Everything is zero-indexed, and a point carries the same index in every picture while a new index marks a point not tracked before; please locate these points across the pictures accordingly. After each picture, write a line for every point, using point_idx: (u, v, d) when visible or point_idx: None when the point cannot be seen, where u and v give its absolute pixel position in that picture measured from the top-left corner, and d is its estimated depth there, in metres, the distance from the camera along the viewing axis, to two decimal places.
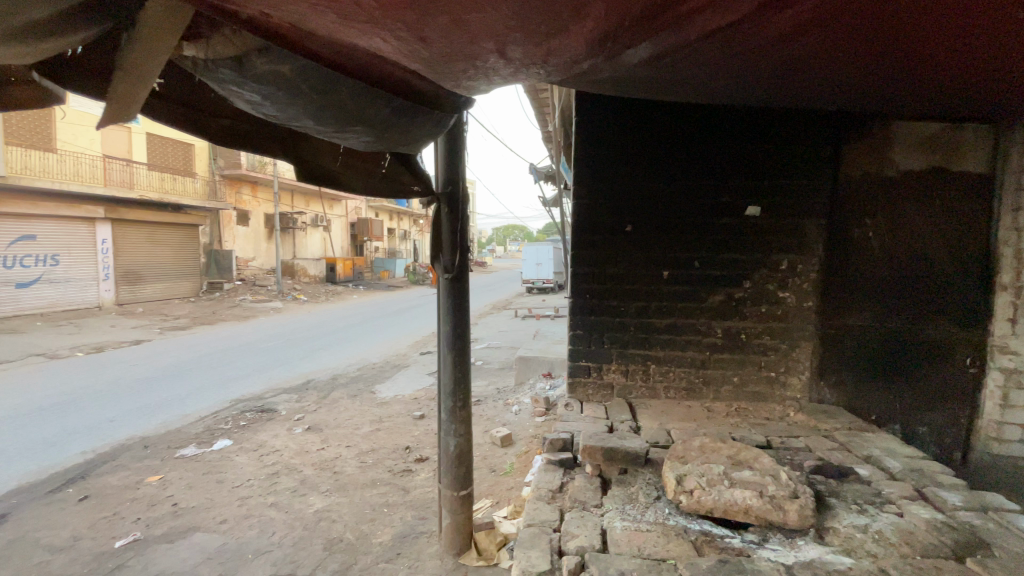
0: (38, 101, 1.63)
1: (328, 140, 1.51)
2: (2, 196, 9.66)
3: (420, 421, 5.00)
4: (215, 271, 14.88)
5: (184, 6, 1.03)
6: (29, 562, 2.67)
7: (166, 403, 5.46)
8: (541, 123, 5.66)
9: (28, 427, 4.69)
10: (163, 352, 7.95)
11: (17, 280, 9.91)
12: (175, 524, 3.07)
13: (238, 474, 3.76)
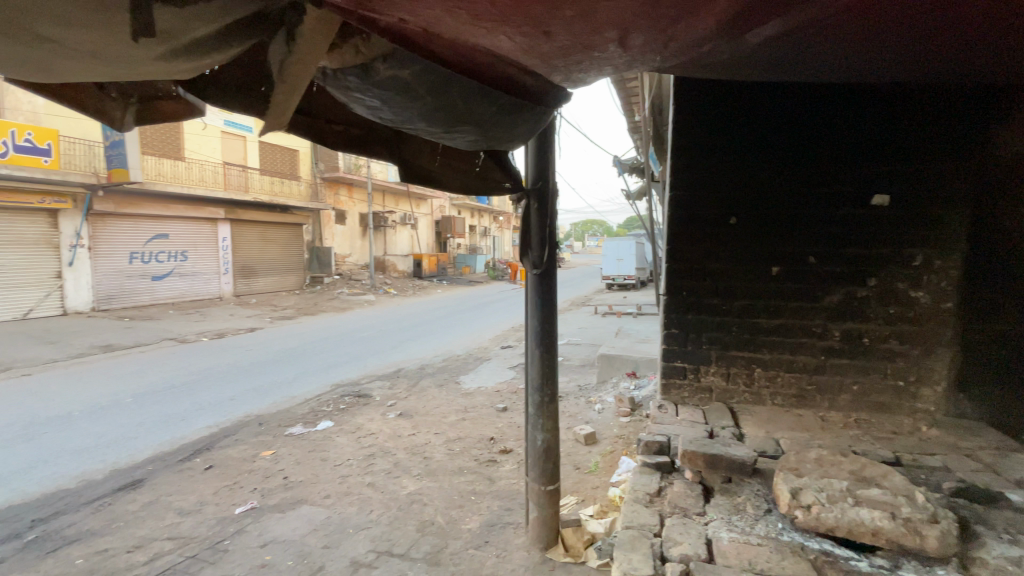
0: (178, 114, 1.78)
1: (434, 140, 1.57)
2: (147, 201, 11.20)
3: (503, 413, 5.09)
4: (317, 267, 15.73)
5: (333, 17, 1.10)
6: (167, 521, 3.09)
7: (276, 386, 6.05)
8: (628, 114, 5.49)
9: (167, 402, 5.44)
10: (274, 340, 8.81)
11: (155, 273, 11.45)
12: (285, 496, 3.39)
13: (339, 453, 4.08)
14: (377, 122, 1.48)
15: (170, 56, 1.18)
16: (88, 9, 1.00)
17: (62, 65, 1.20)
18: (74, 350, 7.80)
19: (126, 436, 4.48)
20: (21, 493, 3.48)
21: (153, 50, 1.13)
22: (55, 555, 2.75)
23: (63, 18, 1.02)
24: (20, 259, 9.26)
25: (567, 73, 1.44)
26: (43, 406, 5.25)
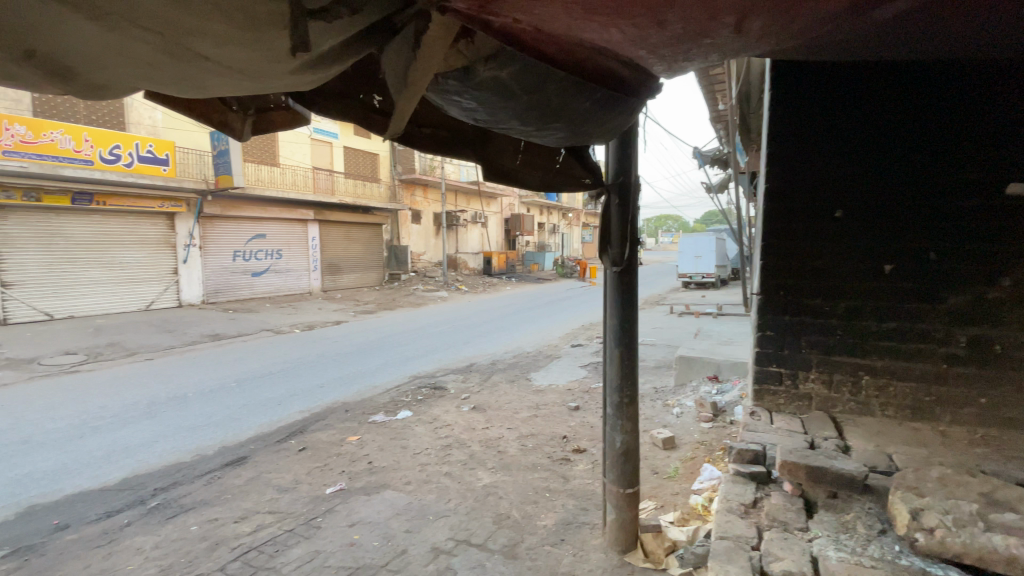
0: (288, 123, 1.93)
1: (525, 138, 1.61)
2: (247, 204, 12.34)
3: (575, 412, 5.05)
4: (394, 265, 16.85)
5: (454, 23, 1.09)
6: (267, 496, 3.38)
7: (359, 375, 6.43)
8: (710, 104, 5.21)
9: (266, 386, 5.97)
10: (357, 332, 9.37)
11: (254, 270, 12.61)
12: (370, 480, 3.59)
13: (418, 442, 4.26)
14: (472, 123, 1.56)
15: (305, 68, 1.22)
16: (242, 30, 1.03)
17: (210, 83, 1.26)
18: (188, 338, 8.77)
19: (232, 416, 4.98)
20: (149, 463, 3.97)
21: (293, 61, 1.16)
22: (176, 520, 3.10)
23: (219, 39, 1.06)
24: (144, 256, 10.49)
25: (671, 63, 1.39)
26: (165, 387, 5.96)
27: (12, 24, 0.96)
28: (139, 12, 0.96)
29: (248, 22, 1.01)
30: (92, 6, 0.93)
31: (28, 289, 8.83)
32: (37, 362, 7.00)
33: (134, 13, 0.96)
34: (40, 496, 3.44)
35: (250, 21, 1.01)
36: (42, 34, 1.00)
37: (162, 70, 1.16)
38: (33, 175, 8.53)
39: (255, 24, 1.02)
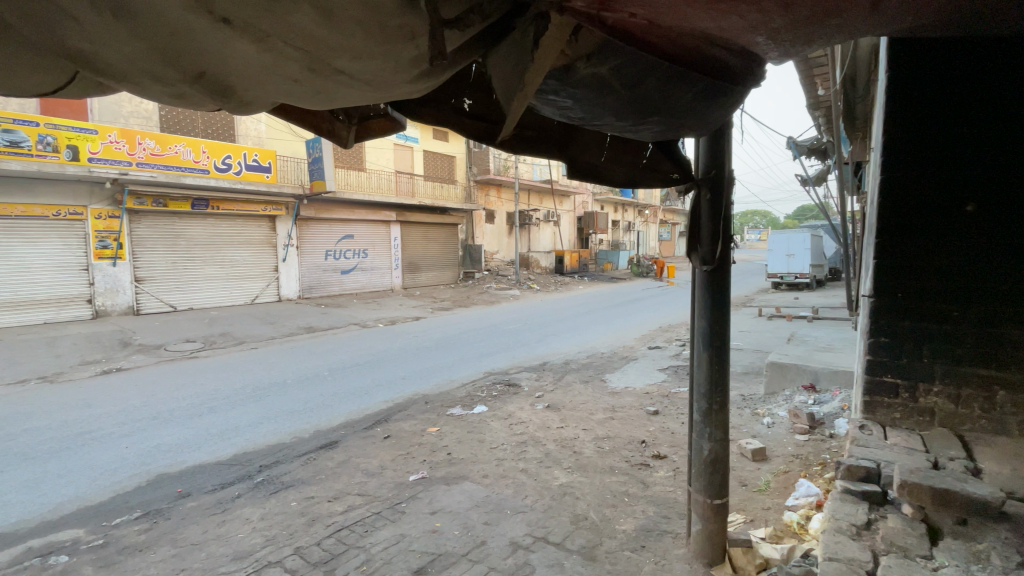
0: (387, 129, 2.01)
1: (618, 132, 1.63)
2: (337, 207, 13.25)
3: (654, 416, 4.89)
4: (469, 263, 17.27)
5: (570, 21, 1.08)
6: (356, 479, 3.61)
7: (437, 369, 6.68)
8: (807, 91, 4.81)
9: (353, 377, 6.38)
10: (436, 328, 9.74)
11: (342, 268, 13.52)
12: (450, 470, 3.72)
13: (494, 437, 4.34)
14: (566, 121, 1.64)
15: (423, 76, 1.25)
16: (377, 44, 1.07)
17: (338, 95, 1.31)
18: (286, 330, 9.57)
19: (323, 403, 5.38)
20: (254, 441, 4.39)
21: (417, 67, 1.19)
22: (278, 495, 3.40)
23: (356, 55, 1.10)
24: (249, 255, 11.60)
25: (784, 49, 1.31)
26: (266, 374, 6.56)
27: (183, 44, 1.02)
28: (291, 32, 1.00)
29: (386, 33, 1.04)
30: (252, 26, 0.97)
31: (157, 284, 10.12)
32: (164, 348, 8.00)
33: (287, 32, 1.00)
34: (167, 466, 3.93)
35: (387, 32, 1.03)
36: (207, 55, 1.06)
37: (301, 85, 1.21)
38: (161, 184, 9.73)
39: (389, 38, 1.05)
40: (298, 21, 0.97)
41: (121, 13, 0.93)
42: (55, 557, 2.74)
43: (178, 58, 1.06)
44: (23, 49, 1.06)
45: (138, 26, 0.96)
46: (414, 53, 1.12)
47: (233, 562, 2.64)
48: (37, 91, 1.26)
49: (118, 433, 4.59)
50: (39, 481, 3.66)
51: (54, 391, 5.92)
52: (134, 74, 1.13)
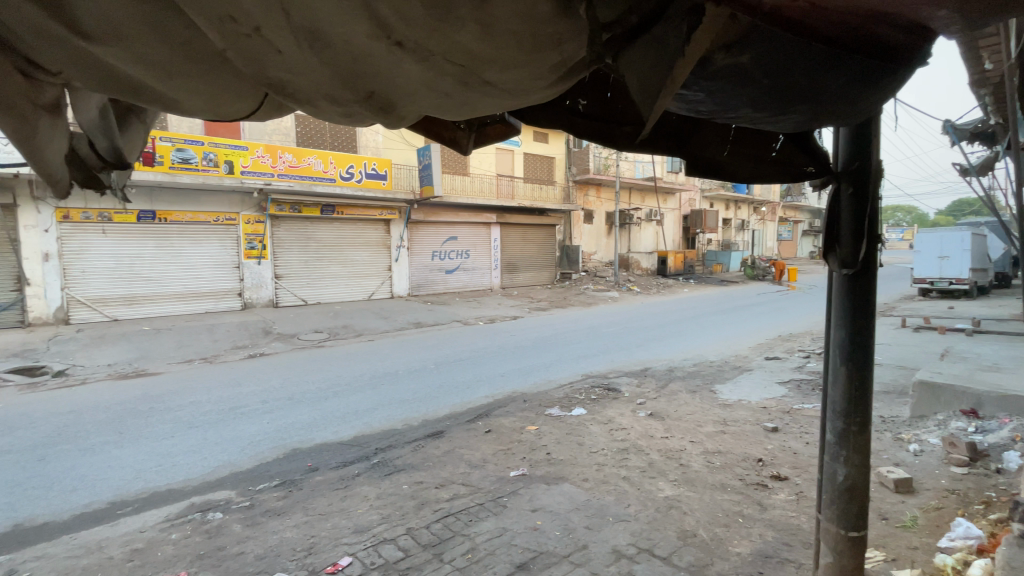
0: (502, 134, 2.07)
1: (752, 122, 1.55)
2: (444, 209, 14.00)
3: (772, 434, 4.48)
4: (566, 264, 17.28)
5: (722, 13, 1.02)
6: (460, 469, 3.77)
7: (536, 369, 6.74)
8: (972, 65, 4.07)
9: (455, 371, 6.69)
10: (533, 328, 9.85)
11: (447, 268, 14.25)
12: (550, 470, 3.74)
13: (594, 441, 4.28)
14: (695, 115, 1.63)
15: (560, 80, 1.28)
16: (527, 52, 1.11)
17: (481, 106, 1.38)
18: (397, 324, 10.30)
19: (429, 394, 5.70)
20: (369, 425, 4.79)
21: (559, 72, 1.22)
22: (391, 477, 3.67)
23: (506, 64, 1.15)
24: (367, 256, 12.67)
25: (967, 28, 1.14)
26: (379, 365, 7.10)
27: (360, 68, 1.14)
28: (454, 47, 1.08)
29: (539, 41, 1.08)
30: (421, 47, 1.07)
31: (291, 280, 11.46)
32: (297, 337, 9.04)
33: (450, 48, 1.08)
34: (300, 442, 4.43)
35: (539, 42, 1.08)
36: (378, 76, 1.17)
37: (452, 98, 1.30)
38: (296, 192, 11.01)
39: (537, 45, 1.09)
40: (462, 38, 1.05)
41: (317, 44, 1.06)
42: (212, 513, 3.21)
43: (354, 80, 1.19)
44: (232, 82, 1.25)
45: (329, 53, 1.09)
46: (557, 59, 1.15)
47: (354, 535, 2.91)
48: (234, 117, 1.47)
49: (261, 410, 5.27)
50: (201, 446, 4.33)
51: (213, 370, 6.96)
52: (316, 96, 1.27)
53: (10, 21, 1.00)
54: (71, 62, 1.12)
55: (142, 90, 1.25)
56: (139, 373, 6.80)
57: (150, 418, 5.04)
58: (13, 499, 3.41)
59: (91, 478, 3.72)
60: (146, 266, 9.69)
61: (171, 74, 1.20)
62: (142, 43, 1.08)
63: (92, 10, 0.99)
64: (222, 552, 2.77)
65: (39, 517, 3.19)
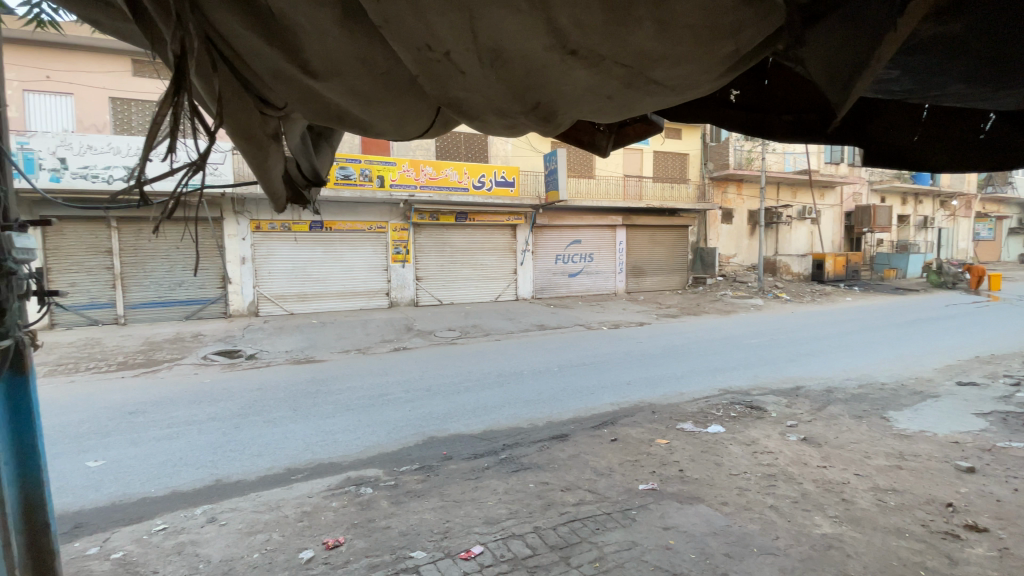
0: (644, 132, 1.99)
1: (959, 99, 1.33)
2: (571, 213, 14.06)
3: (966, 475, 3.69)
4: (700, 267, 16.13)
5: None
6: (587, 476, 3.73)
7: (665, 379, 6.41)
8: None
9: (580, 375, 6.67)
10: (662, 336, 9.35)
11: (572, 271, 14.30)
12: (683, 488, 3.52)
13: (734, 463, 3.92)
14: (883, 97, 1.44)
15: (730, 70, 1.20)
16: (699, 46, 1.06)
17: (639, 106, 1.36)
18: (523, 326, 10.59)
19: (555, 397, 5.74)
20: (498, 421, 4.99)
21: (730, 63, 1.16)
22: (518, 474, 3.78)
23: (676, 61, 1.12)
24: (496, 259, 13.26)
25: None
26: (505, 364, 7.36)
27: (531, 80, 1.20)
28: (625, 50, 1.09)
29: (718, 33, 1.03)
30: (593, 53, 1.10)
31: (429, 282, 12.47)
32: (433, 334, 9.79)
33: (621, 51, 1.09)
34: (436, 431, 4.78)
35: (716, 33, 1.03)
36: (548, 85, 1.22)
37: (614, 100, 1.30)
38: (434, 202, 11.97)
39: (711, 36, 1.04)
40: (635, 40, 1.05)
41: (497, 61, 1.14)
42: (363, 488, 3.61)
43: (524, 93, 1.24)
44: (413, 104, 1.40)
45: (504, 67, 1.16)
46: (730, 50, 1.09)
47: (485, 526, 3.04)
48: (410, 138, 1.63)
49: (403, 398, 5.80)
50: (355, 427, 4.90)
51: (365, 360, 7.85)
52: (486, 112, 1.36)
53: (257, 64, 1.22)
54: (297, 98, 1.34)
55: (344, 117, 1.45)
56: (309, 360, 7.95)
57: (317, 399, 5.86)
58: (217, 458, 4.21)
59: (273, 447, 4.44)
60: (315, 268, 11.30)
61: (371, 103, 1.37)
62: (351, 76, 1.25)
63: (320, 50, 1.17)
64: (372, 523, 3.10)
65: (234, 476, 3.88)
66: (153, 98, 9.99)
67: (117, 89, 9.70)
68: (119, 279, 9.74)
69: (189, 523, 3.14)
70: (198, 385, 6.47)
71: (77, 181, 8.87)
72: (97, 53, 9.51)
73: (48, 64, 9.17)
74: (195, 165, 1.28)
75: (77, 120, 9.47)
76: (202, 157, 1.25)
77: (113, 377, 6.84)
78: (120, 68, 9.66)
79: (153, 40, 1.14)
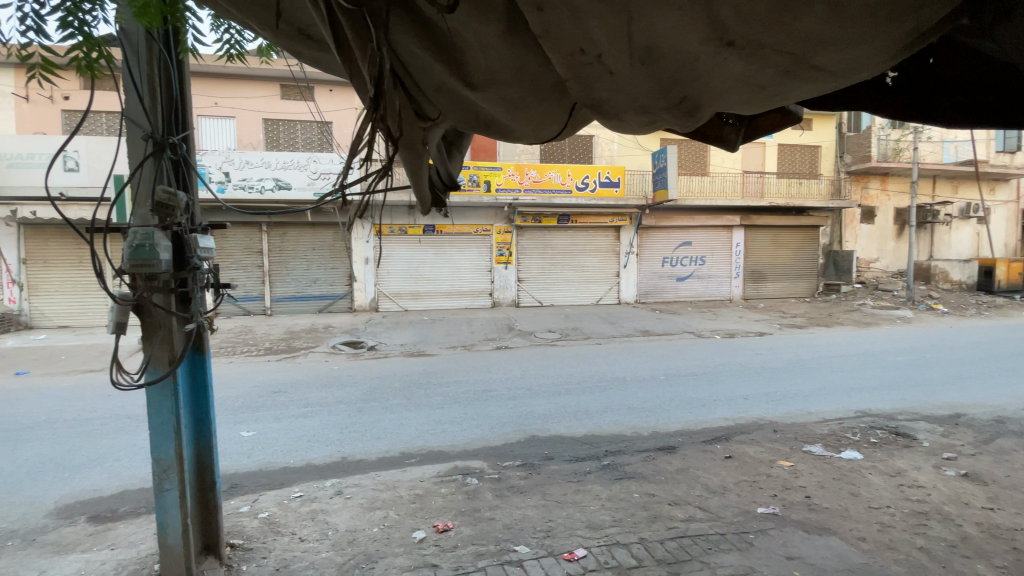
0: (781, 123, 1.85)
1: None
2: (682, 213, 13.37)
3: None
4: (832, 273, 14.45)
5: None
6: (697, 492, 3.53)
7: (788, 396, 5.82)
8: None
9: (688, 386, 6.31)
10: (784, 348, 8.50)
11: (681, 275, 13.61)
12: (810, 517, 3.17)
13: (874, 495, 3.45)
14: None
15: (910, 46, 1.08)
16: (874, 22, 0.99)
17: (792, 96, 1.28)
18: (626, 330, 10.31)
19: (660, 406, 5.51)
20: (600, 427, 4.92)
21: (906, 42, 1.05)
22: (622, 482, 3.69)
23: (846, 44, 1.04)
24: (599, 261, 13.08)
25: None
26: (608, 369, 7.24)
27: (681, 73, 1.18)
28: (790, 35, 1.04)
29: (903, 8, 0.95)
30: (754, 42, 1.07)
31: (531, 283, 12.68)
32: (535, 334, 9.92)
33: (785, 37, 1.05)
34: (538, 430, 4.85)
35: (897, 8, 0.95)
36: (698, 79, 1.19)
37: (765, 90, 1.23)
38: (538, 205, 12.17)
39: (892, 12, 0.96)
40: (803, 24, 1.01)
41: (650, 58, 1.15)
42: (470, 478, 3.78)
43: (671, 88, 1.23)
44: (555, 105, 1.44)
45: (655, 64, 1.16)
46: (913, 27, 0.99)
47: (588, 530, 3.02)
48: (547, 141, 1.68)
49: (506, 395, 5.98)
50: (462, 420, 5.15)
51: (472, 357, 8.22)
52: (625, 111, 1.35)
53: (424, 80, 1.33)
54: (454, 107, 1.43)
55: (490, 123, 1.53)
56: (420, 353, 8.53)
57: (428, 390, 6.26)
58: (344, 437, 4.69)
59: (391, 431, 4.83)
60: (427, 269, 12.06)
61: (517, 108, 1.43)
62: (505, 83, 1.33)
63: (481, 61, 1.27)
64: (478, 513, 3.24)
65: (357, 455, 4.29)
66: (297, 117, 11.41)
67: (268, 112, 11.23)
68: (267, 276, 11.25)
69: (321, 493, 3.53)
70: (329, 371, 7.27)
71: (237, 191, 10.46)
72: (254, 81, 11.07)
73: (217, 93, 10.89)
74: (382, 168, 1.37)
75: (238, 140, 11.13)
76: (390, 162, 1.33)
77: (261, 360, 7.93)
78: (271, 93, 11.18)
79: (349, 68, 1.28)
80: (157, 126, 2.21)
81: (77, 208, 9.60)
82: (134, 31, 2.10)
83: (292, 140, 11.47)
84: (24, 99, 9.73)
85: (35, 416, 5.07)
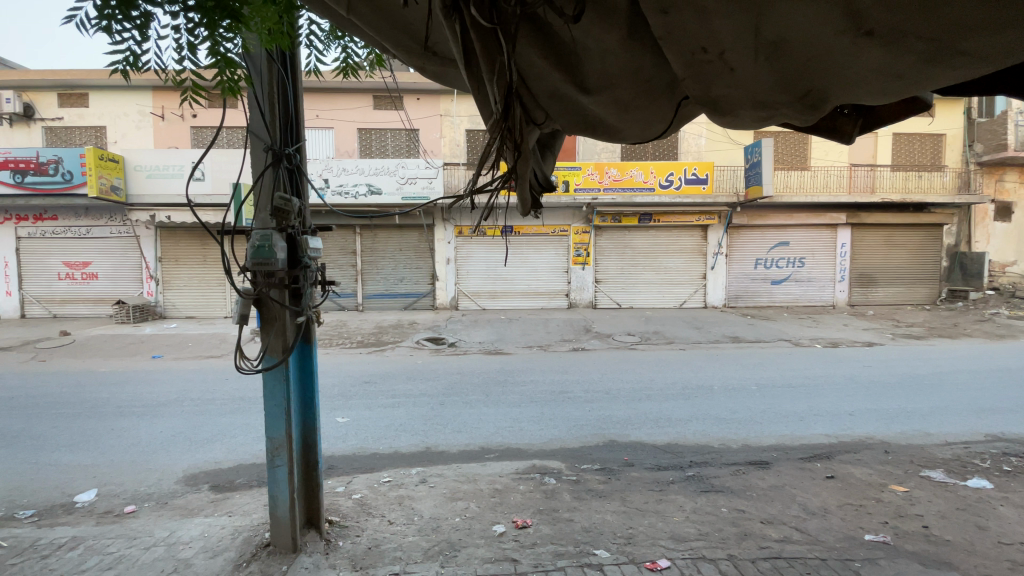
0: (905, 111, 1.67)
1: None
2: (777, 212, 12.43)
3: None
4: (959, 277, 12.69)
5: None
6: (792, 511, 3.28)
7: (902, 414, 5.20)
8: None
9: (784, 398, 5.85)
10: (898, 361, 7.59)
11: (775, 278, 12.67)
12: (927, 549, 2.83)
13: (1008, 530, 2.99)
14: None
15: None
16: None
17: (931, 87, 1.17)
18: (712, 336, 9.78)
19: (752, 418, 5.17)
20: (684, 436, 4.71)
21: None
22: (708, 495, 3.51)
23: (1006, 26, 0.94)
24: (683, 263, 12.54)
25: None
26: (693, 376, 6.92)
27: (808, 65, 1.12)
28: (938, 19, 0.96)
29: None
30: (897, 30, 1.00)
31: (609, 285, 12.46)
32: (613, 337, 9.72)
33: (934, 21, 0.97)
34: (617, 435, 4.76)
35: None
36: (827, 72, 1.13)
37: (903, 81, 1.13)
38: (618, 205, 11.92)
39: None
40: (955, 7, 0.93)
41: (775, 53, 1.11)
42: (547, 477, 3.81)
43: (796, 81, 1.17)
44: (666, 104, 1.42)
45: (779, 58, 1.12)
46: None
47: (672, 541, 2.92)
48: (651, 142, 1.65)
49: (584, 398, 5.93)
50: (540, 419, 5.19)
51: (551, 357, 8.25)
52: (742, 107, 1.30)
53: (539, 87, 1.38)
54: (566, 111, 1.46)
55: (596, 125, 1.54)
56: (498, 352, 8.70)
57: (506, 388, 6.37)
58: (428, 429, 4.92)
59: (471, 426, 4.99)
60: (506, 269, 12.27)
61: (627, 108, 1.43)
62: (619, 86, 1.34)
63: (597, 65, 1.29)
64: (557, 513, 3.25)
65: (440, 446, 4.48)
66: (388, 126, 12.12)
67: (362, 122, 12.03)
68: (360, 275, 12.07)
69: (407, 480, 3.74)
70: (414, 365, 7.65)
71: (335, 197, 11.34)
72: (350, 94, 11.90)
73: (319, 107, 11.87)
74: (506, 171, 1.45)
75: (336, 148, 12.03)
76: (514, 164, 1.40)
77: (353, 353, 8.52)
78: (365, 104, 11.96)
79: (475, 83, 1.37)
80: (276, 139, 2.47)
81: (204, 214, 10.94)
82: (256, 54, 2.37)
83: (383, 148, 12.20)
84: (161, 117, 11.22)
85: (170, 394, 5.86)
